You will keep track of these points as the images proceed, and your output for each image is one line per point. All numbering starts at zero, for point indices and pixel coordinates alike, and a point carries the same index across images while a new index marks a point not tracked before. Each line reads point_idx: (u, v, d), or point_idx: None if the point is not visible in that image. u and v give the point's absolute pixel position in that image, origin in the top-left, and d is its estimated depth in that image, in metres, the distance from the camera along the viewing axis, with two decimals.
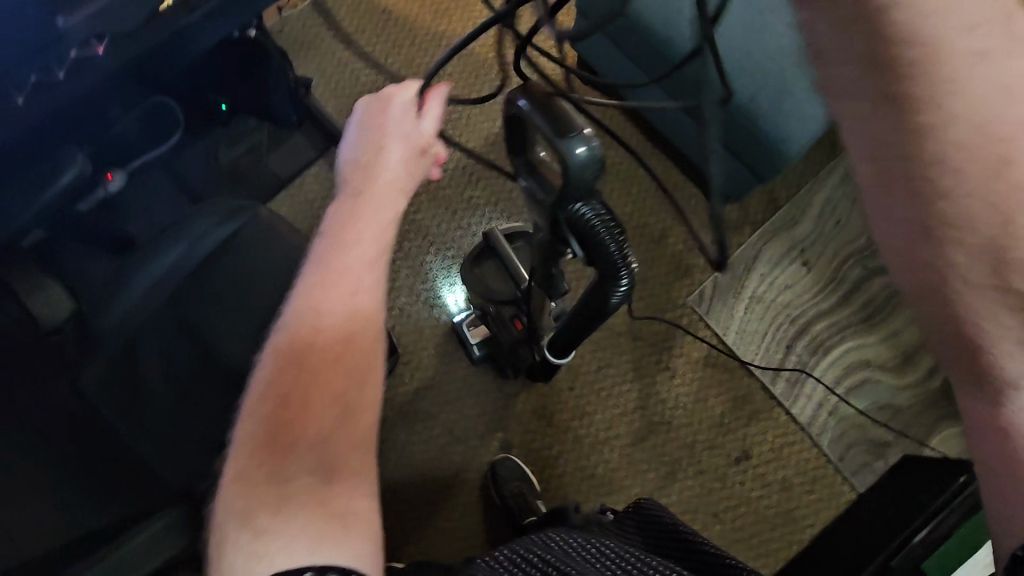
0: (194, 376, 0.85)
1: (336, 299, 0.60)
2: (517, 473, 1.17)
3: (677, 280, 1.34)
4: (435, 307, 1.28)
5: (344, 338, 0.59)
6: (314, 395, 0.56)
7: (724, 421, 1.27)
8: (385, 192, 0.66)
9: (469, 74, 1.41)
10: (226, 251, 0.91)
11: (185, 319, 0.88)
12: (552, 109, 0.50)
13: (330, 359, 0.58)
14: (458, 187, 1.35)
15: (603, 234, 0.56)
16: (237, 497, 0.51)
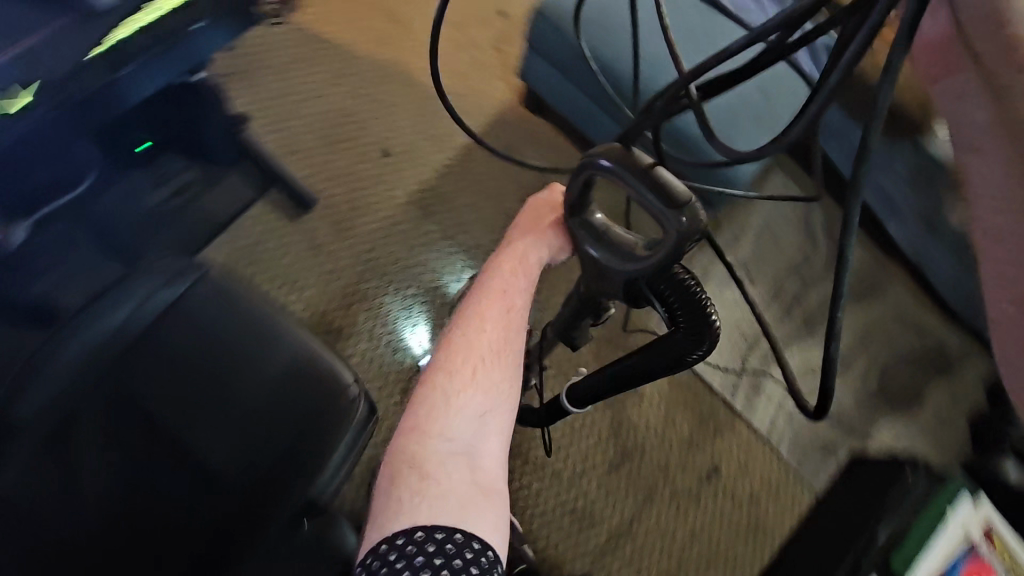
0: (147, 456, 0.77)
1: (486, 336, 0.68)
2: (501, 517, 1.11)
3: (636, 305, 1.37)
4: (398, 350, 1.21)
5: (486, 370, 0.68)
6: (457, 410, 0.67)
7: (691, 439, 1.31)
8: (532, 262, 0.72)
9: (417, 108, 1.40)
10: (171, 313, 0.82)
11: (113, 402, 0.77)
12: (641, 168, 0.40)
13: (472, 384, 0.67)
14: (413, 223, 1.30)
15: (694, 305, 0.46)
16: (396, 467, 0.64)
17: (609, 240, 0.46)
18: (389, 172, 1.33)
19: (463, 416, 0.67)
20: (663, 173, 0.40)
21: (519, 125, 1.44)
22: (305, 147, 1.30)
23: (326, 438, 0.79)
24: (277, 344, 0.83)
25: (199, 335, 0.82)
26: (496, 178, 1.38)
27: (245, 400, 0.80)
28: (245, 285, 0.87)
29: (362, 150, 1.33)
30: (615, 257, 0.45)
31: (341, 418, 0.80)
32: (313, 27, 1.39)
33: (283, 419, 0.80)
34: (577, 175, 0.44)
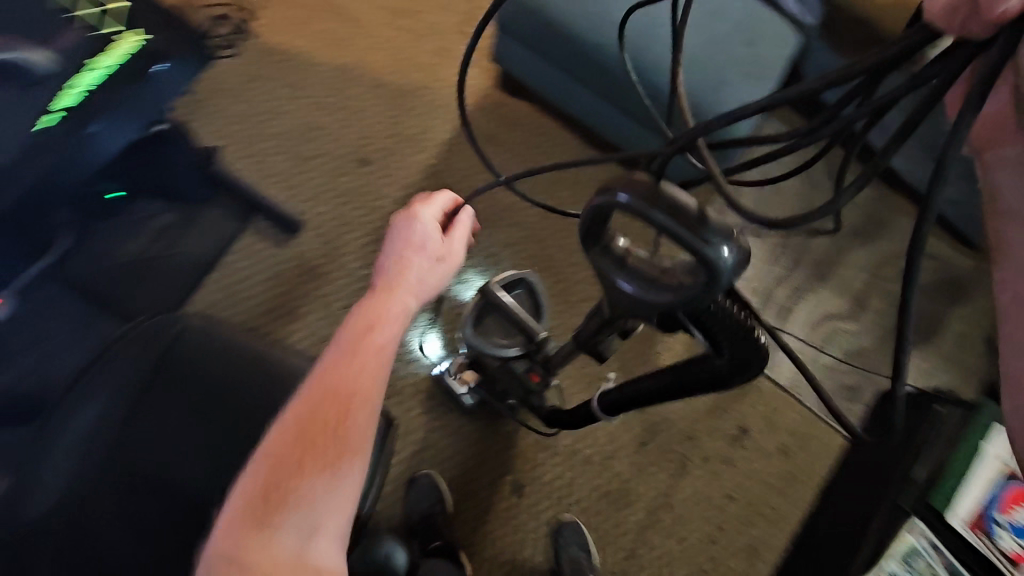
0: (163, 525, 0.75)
1: (373, 341, 0.65)
2: (580, 538, 1.14)
3: None
4: (410, 362, 1.20)
5: (369, 379, 0.63)
6: (335, 421, 0.59)
7: (716, 404, 1.30)
8: (408, 292, 0.70)
9: (386, 108, 1.35)
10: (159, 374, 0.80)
11: (121, 484, 0.76)
12: (671, 203, 0.37)
13: (352, 393, 0.61)
14: None
15: (733, 327, 0.43)
16: (227, 540, 0.54)
17: (636, 269, 0.43)
18: (371, 180, 1.29)
19: (318, 479, 0.57)
20: (689, 202, 0.36)
21: (495, 109, 1.38)
22: (278, 170, 1.26)
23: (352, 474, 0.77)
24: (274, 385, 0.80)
25: (201, 388, 0.80)
26: (481, 170, 1.33)
27: (259, 453, 0.78)
28: (238, 329, 0.85)
29: (339, 163, 1.28)
30: (648, 291, 0.42)
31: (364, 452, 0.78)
32: (267, 41, 1.33)
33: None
34: (593, 207, 0.40)
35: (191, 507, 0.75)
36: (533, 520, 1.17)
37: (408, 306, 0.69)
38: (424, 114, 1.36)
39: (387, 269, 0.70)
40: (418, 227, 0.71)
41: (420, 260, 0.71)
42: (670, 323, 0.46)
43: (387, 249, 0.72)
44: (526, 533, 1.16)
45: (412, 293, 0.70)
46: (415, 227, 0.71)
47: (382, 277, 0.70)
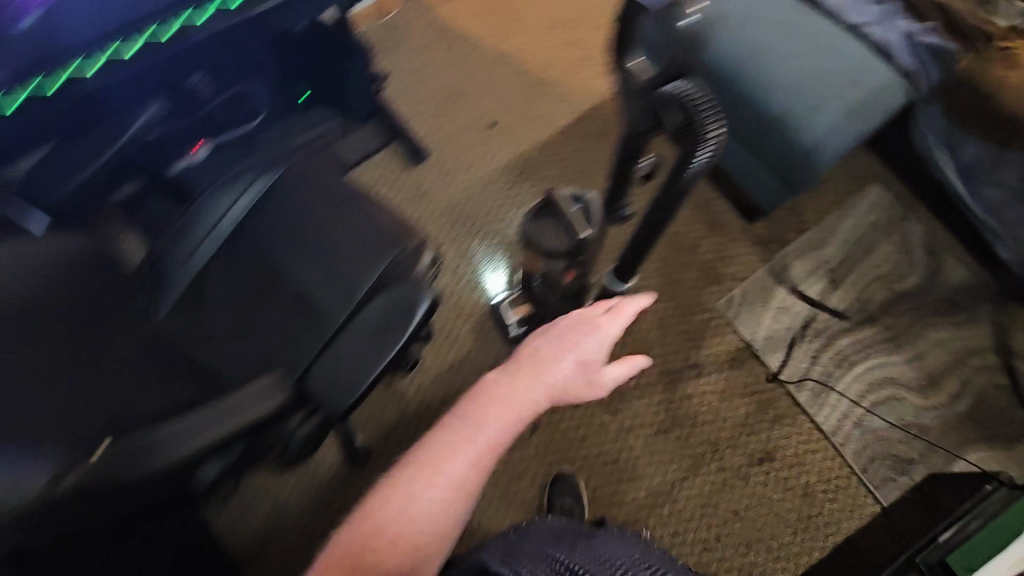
0: (256, 297, 0.95)
1: (490, 430, 0.70)
2: (574, 492, 1.18)
3: (706, 286, 1.42)
4: (476, 287, 1.37)
5: (473, 469, 0.69)
6: (440, 505, 0.66)
7: (748, 422, 1.30)
8: (522, 401, 0.71)
9: (524, 90, 1.59)
10: (276, 191, 1.00)
11: (236, 261, 0.97)
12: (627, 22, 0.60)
13: (455, 475, 0.68)
14: (507, 184, 1.48)
15: (695, 111, 0.59)
16: None
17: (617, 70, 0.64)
18: (493, 141, 1.52)
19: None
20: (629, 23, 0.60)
21: (613, 115, 1.58)
22: (425, 113, 1.53)
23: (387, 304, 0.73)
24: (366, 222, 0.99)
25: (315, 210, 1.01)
26: (586, 157, 1.53)
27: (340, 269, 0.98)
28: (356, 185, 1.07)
29: (472, 121, 1.54)
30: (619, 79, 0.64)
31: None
32: (448, 19, 1.64)
33: (360, 278, 0.94)
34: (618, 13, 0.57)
35: (279, 289, 0.95)
36: (539, 459, 1.24)
37: (536, 401, 0.72)
38: (552, 102, 1.58)
39: (531, 355, 0.75)
40: (584, 344, 0.75)
41: (566, 369, 0.74)
42: (656, 123, 0.62)
43: (545, 341, 0.77)
44: (528, 468, 1.23)
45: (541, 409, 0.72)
46: (585, 337, 0.75)
47: (527, 361, 0.75)
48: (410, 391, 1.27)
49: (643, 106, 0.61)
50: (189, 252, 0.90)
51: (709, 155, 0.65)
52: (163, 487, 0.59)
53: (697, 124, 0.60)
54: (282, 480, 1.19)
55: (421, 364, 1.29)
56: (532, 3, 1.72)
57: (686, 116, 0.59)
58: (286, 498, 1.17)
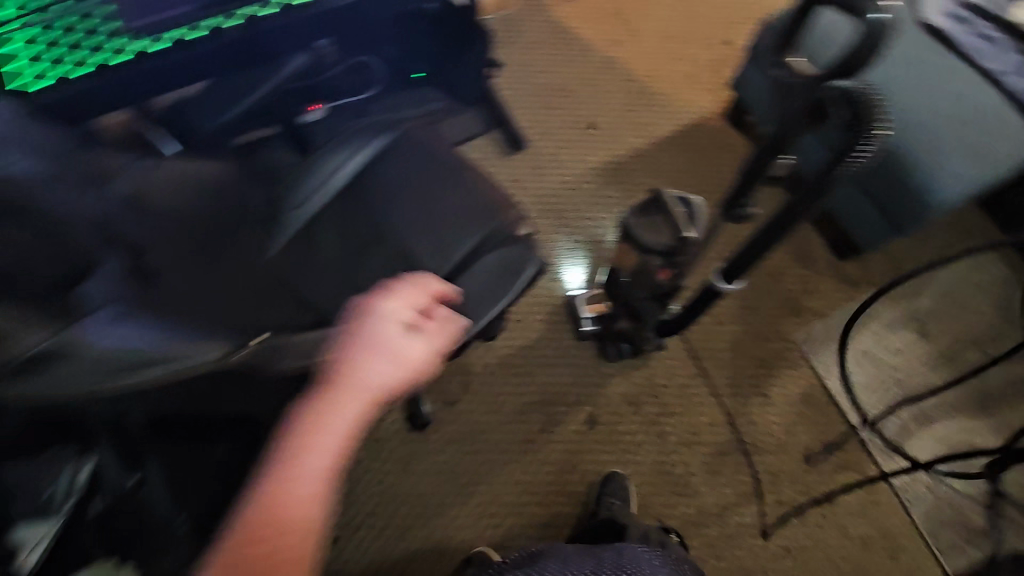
0: (362, 246, 1.00)
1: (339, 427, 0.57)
2: (623, 495, 1.17)
3: (786, 316, 1.39)
4: (555, 279, 1.39)
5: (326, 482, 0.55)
6: (303, 521, 0.52)
7: (812, 460, 1.26)
8: (367, 392, 0.59)
9: (627, 97, 1.61)
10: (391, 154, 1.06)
11: (347, 211, 1.01)
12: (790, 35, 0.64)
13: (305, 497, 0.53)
14: (598, 184, 1.50)
15: (865, 109, 0.59)
16: None
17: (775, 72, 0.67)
18: (590, 142, 1.54)
19: None
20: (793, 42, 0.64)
21: (711, 133, 1.58)
22: (529, 105, 1.57)
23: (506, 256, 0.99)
24: (470, 194, 1.04)
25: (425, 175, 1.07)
26: (679, 171, 1.53)
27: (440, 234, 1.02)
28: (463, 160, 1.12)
29: (572, 119, 1.57)
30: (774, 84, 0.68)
31: (512, 268, 0.96)
32: (564, 20, 1.69)
33: (460, 242, 1.00)
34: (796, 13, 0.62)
35: (382, 242, 1.00)
36: (592, 456, 1.24)
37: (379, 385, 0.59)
38: (654, 112, 1.60)
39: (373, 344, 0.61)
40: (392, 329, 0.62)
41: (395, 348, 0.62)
42: (813, 121, 0.63)
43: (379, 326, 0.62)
44: (580, 462, 1.24)
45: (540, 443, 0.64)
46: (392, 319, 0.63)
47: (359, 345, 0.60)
48: (477, 368, 1.29)
49: (802, 96, 0.62)
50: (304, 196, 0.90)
51: (854, 166, 0.63)
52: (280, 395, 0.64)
53: (864, 126, 0.59)
54: None
55: (490, 343, 1.32)
56: (646, 15, 1.75)
57: (852, 112, 0.59)
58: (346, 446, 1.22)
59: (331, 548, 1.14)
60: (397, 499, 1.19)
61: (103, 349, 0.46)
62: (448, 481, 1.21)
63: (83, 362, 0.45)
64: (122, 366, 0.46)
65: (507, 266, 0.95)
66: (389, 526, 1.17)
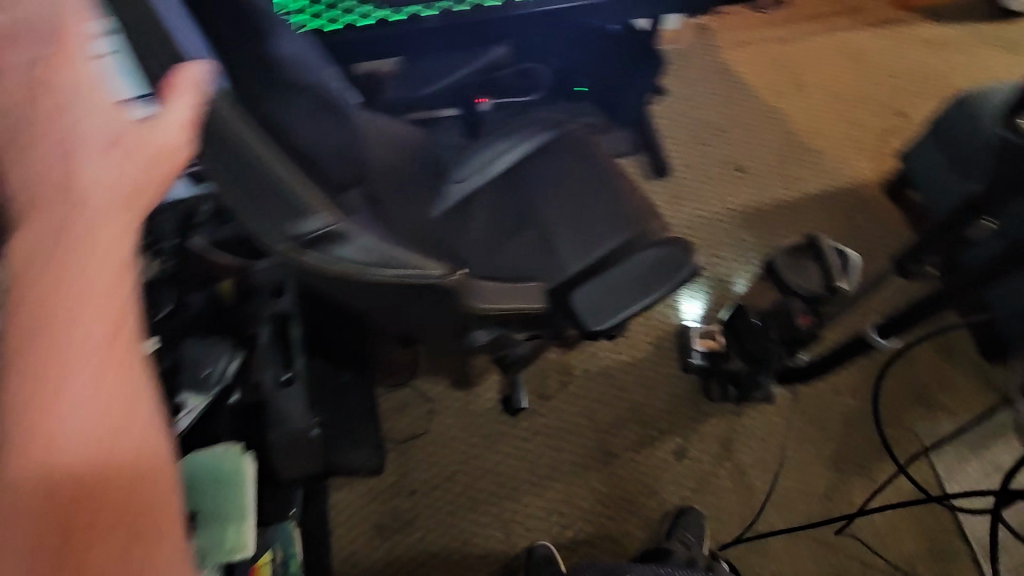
0: (510, 227, 1.07)
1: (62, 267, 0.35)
2: (697, 531, 1.13)
3: (912, 404, 1.29)
4: (671, 307, 1.39)
5: (104, 374, 0.34)
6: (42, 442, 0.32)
7: (912, 563, 1.16)
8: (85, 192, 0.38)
9: (782, 147, 1.60)
10: (551, 148, 1.13)
11: (504, 192, 1.09)
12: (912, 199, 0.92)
13: (81, 399, 0.33)
14: (734, 226, 1.49)
15: None
16: None
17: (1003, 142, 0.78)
18: (735, 183, 1.54)
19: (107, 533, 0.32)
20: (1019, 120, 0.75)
21: (866, 200, 1.52)
22: (680, 137, 1.60)
23: (664, 257, 0.94)
24: (616, 197, 1.08)
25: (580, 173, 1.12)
26: (824, 231, 1.48)
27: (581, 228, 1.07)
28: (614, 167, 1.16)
29: (721, 159, 1.57)
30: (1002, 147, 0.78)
31: (669, 270, 0.94)
32: (732, 64, 1.71)
33: (605, 242, 1.03)
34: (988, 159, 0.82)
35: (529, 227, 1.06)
36: (673, 488, 1.22)
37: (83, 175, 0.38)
38: (807, 167, 1.57)
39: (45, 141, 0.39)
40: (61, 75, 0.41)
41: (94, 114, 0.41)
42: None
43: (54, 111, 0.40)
44: (658, 490, 1.22)
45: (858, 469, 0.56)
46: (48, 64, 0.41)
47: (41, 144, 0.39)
48: (577, 372, 1.32)
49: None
50: (467, 174, 1.06)
51: None
52: (441, 319, 0.72)
53: None
54: (443, 395, 1.30)
55: (595, 352, 1.35)
56: (817, 73, 1.73)
57: None
58: (441, 410, 1.29)
59: (407, 499, 1.21)
60: (476, 472, 1.23)
61: (369, 243, 0.53)
62: (527, 470, 1.24)
63: (363, 251, 0.52)
64: (385, 262, 0.54)
65: (666, 264, 0.94)
66: (463, 495, 1.21)
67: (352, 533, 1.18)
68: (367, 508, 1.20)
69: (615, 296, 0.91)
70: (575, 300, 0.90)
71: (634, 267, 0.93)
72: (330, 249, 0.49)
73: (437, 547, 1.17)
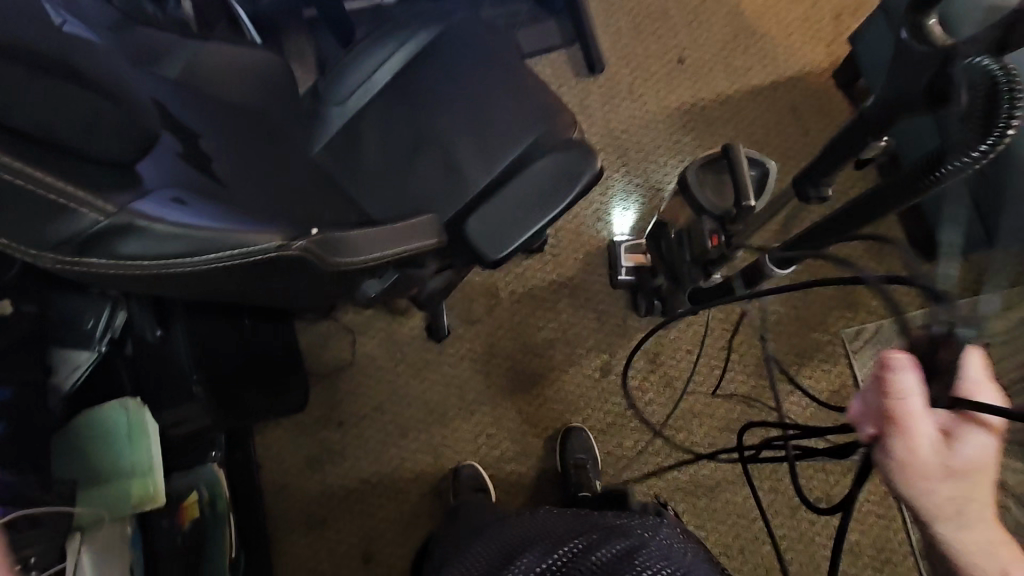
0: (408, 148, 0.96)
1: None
2: (586, 448, 1.19)
3: (839, 308, 1.29)
4: (601, 221, 1.32)
5: None
6: None
7: (822, 457, 1.21)
8: None
9: (728, 33, 1.44)
10: (439, 46, 0.99)
11: (394, 105, 0.97)
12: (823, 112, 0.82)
13: None
14: (671, 126, 1.38)
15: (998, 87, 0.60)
16: None
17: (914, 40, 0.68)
18: (674, 79, 1.41)
19: None
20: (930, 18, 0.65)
21: (812, 91, 1.41)
22: (616, 25, 1.43)
23: (562, 159, 0.83)
24: (517, 92, 0.97)
25: (478, 68, 0.98)
26: (766, 129, 1.39)
27: (484, 133, 0.95)
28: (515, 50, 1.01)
29: (659, 50, 1.42)
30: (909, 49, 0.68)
31: (568, 174, 0.83)
32: None
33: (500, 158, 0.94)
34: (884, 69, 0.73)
35: (425, 146, 0.95)
36: (598, 403, 1.24)
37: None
38: (753, 56, 1.43)
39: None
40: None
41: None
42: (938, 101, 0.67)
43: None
44: (584, 406, 1.24)
45: (882, 478, 0.52)
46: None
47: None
48: (503, 295, 1.28)
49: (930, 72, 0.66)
50: (350, 92, 0.95)
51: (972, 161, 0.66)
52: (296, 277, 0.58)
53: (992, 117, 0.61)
54: (365, 327, 1.26)
55: (522, 272, 1.30)
56: None
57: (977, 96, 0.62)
58: (364, 342, 1.25)
59: (336, 431, 1.21)
60: (403, 400, 1.23)
61: (169, 230, 0.42)
62: (454, 397, 1.24)
63: (155, 245, 0.42)
64: (200, 249, 0.44)
65: (566, 170, 0.82)
66: (391, 424, 1.22)
67: (284, 466, 1.19)
68: (297, 442, 1.20)
69: (519, 209, 0.80)
70: (469, 226, 0.79)
71: (532, 178, 0.81)
72: (114, 246, 0.41)
73: (368, 474, 1.20)
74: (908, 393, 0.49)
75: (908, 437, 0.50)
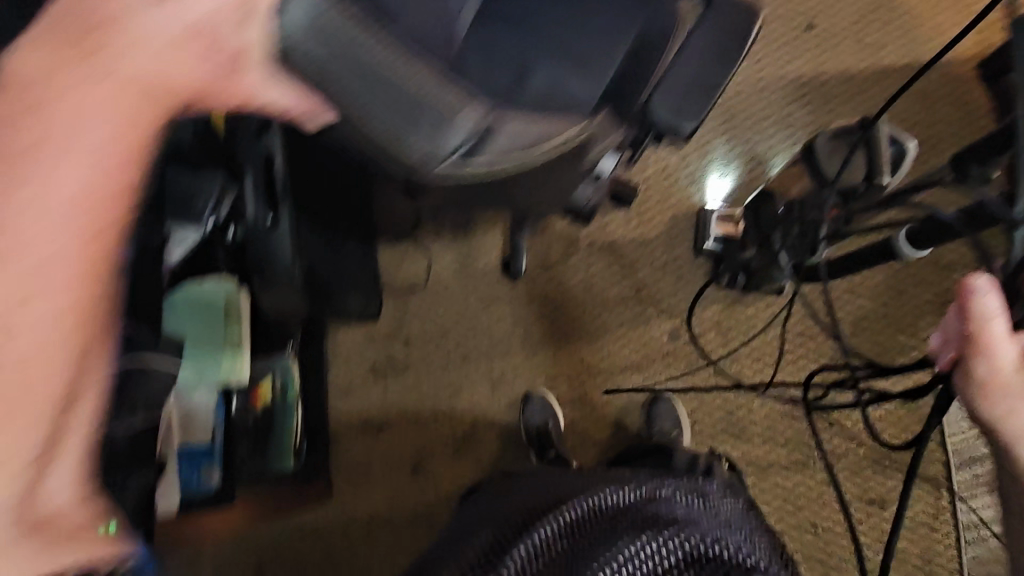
0: None
1: (28, 216, 0.51)
2: (673, 418, 1.18)
3: (932, 312, 1.22)
4: (696, 185, 1.28)
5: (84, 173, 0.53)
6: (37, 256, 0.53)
7: (884, 460, 1.18)
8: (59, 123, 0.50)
9: (868, 6, 1.33)
10: None
11: None
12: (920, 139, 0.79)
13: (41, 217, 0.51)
14: (787, 97, 1.31)
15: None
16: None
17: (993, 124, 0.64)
18: (799, 47, 1.32)
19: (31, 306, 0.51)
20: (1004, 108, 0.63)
21: (950, 81, 1.30)
22: None
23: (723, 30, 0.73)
24: None
25: None
26: (891, 114, 1.29)
27: None
28: None
29: (788, 14, 1.33)
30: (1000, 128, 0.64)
31: (732, 42, 0.73)
32: None
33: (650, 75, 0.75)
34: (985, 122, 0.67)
35: None
36: (660, 367, 1.24)
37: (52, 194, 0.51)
38: (890, 34, 1.32)
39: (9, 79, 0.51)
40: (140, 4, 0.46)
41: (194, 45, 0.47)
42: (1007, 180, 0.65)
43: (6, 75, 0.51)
44: (646, 367, 1.24)
45: (971, 391, 0.67)
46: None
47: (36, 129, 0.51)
48: (582, 244, 1.27)
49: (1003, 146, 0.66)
50: None
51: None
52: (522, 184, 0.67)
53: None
54: (444, 254, 1.28)
55: (606, 225, 1.28)
56: None
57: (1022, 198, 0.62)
58: (440, 269, 1.28)
59: (402, 348, 1.25)
60: (470, 330, 1.26)
61: (515, 130, 0.50)
62: (521, 335, 1.26)
63: (504, 145, 0.50)
64: (526, 147, 0.53)
65: (735, 31, 0.73)
66: (456, 350, 1.25)
67: (350, 370, 1.25)
68: (365, 351, 1.25)
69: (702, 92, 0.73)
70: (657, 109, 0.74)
71: (698, 53, 0.73)
72: (481, 151, 0.47)
73: (428, 392, 1.24)
74: (992, 318, 0.64)
75: (992, 357, 0.65)
